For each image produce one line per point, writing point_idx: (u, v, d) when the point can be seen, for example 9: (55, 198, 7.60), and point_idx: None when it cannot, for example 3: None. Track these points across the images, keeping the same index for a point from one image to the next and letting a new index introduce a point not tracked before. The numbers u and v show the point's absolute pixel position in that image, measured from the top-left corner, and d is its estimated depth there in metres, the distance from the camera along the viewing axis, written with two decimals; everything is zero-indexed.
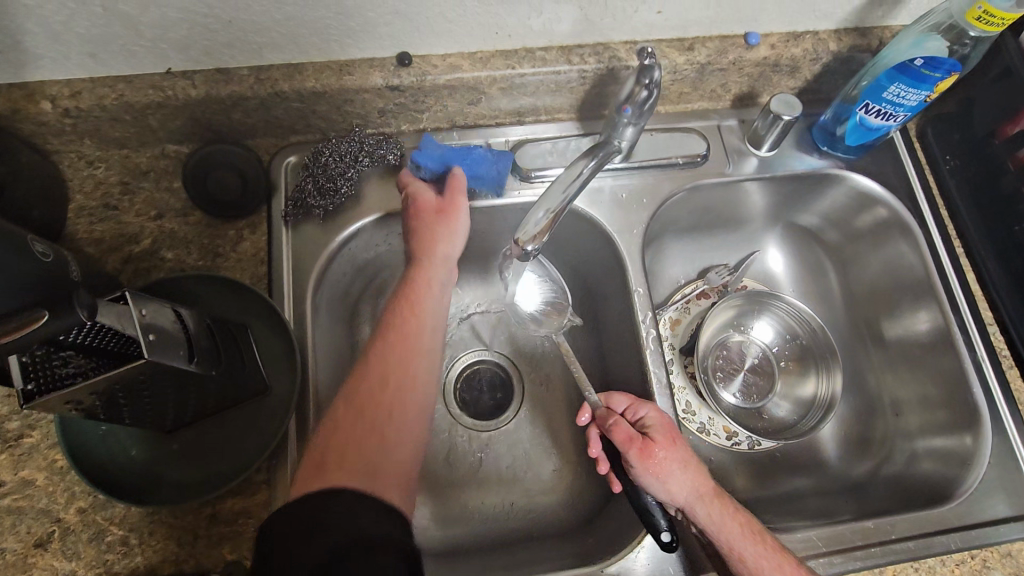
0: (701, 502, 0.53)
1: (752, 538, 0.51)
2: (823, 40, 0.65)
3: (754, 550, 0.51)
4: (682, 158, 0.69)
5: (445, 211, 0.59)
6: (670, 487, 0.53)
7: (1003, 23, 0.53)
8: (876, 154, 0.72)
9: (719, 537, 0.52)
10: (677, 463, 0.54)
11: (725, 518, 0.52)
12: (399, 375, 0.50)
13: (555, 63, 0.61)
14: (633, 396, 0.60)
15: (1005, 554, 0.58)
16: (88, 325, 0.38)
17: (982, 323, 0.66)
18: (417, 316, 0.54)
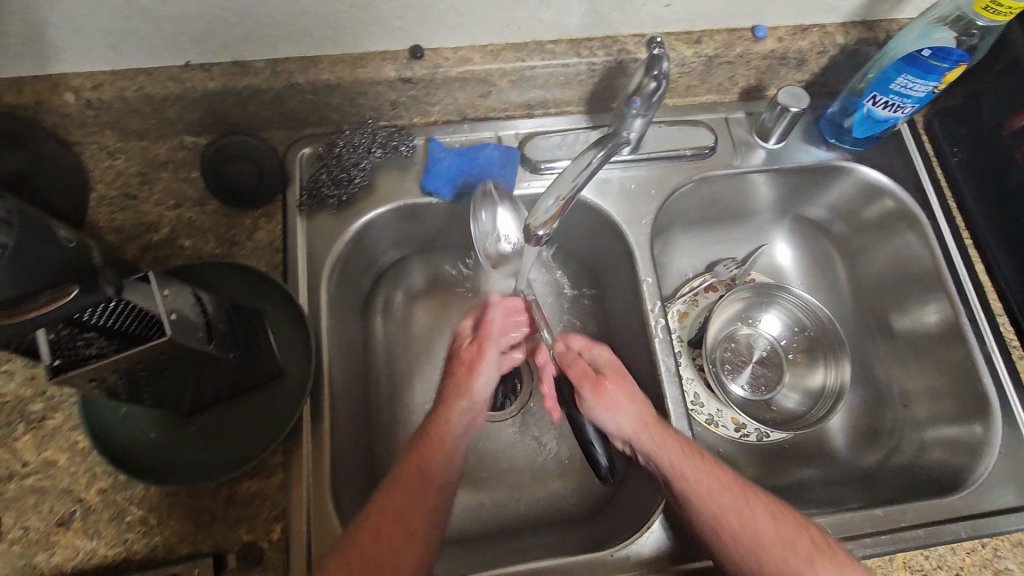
0: (645, 429, 0.55)
1: (692, 456, 0.54)
2: (830, 33, 0.65)
3: (693, 466, 0.53)
4: (689, 150, 0.69)
5: (469, 355, 0.60)
6: (617, 417, 0.57)
7: (1010, 12, 0.53)
8: (884, 147, 0.72)
9: (661, 459, 0.54)
10: (624, 394, 0.58)
11: (665, 441, 0.54)
12: (422, 485, 0.52)
13: (565, 56, 0.62)
14: (587, 337, 0.64)
15: (1016, 543, 0.57)
16: (111, 304, 0.40)
17: (991, 314, 0.66)
18: (436, 455, 0.54)
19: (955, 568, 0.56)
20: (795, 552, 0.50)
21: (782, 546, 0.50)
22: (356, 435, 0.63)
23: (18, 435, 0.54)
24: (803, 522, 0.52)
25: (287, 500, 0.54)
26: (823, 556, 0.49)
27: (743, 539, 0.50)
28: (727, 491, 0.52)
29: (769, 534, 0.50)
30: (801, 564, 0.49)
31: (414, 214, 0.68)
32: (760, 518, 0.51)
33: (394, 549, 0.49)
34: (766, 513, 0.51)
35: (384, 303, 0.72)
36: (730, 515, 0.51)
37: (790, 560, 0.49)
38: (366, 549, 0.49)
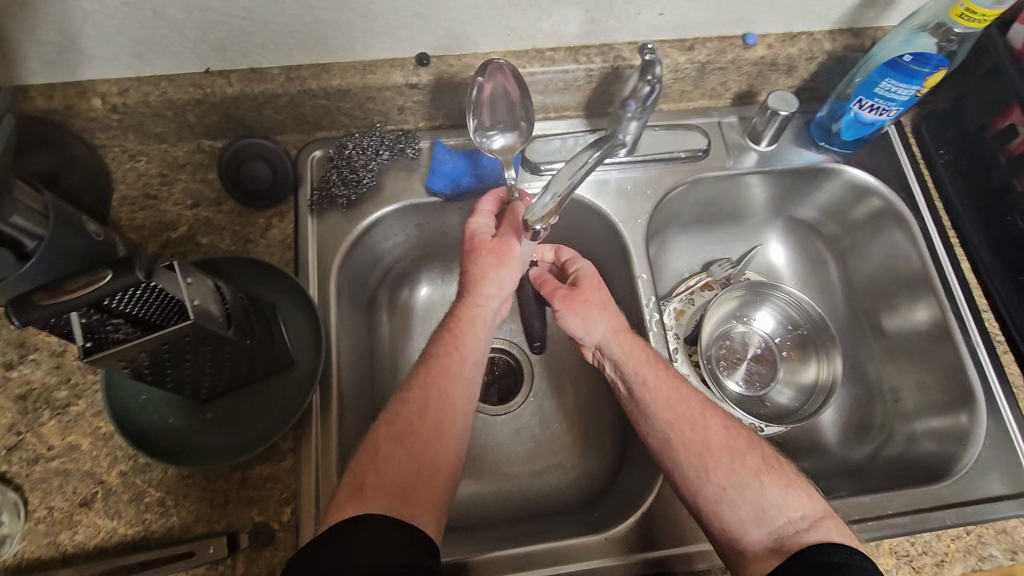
0: (615, 336, 0.62)
1: (655, 367, 0.60)
2: (818, 40, 0.68)
3: (654, 374, 0.59)
4: (683, 152, 0.72)
5: (496, 246, 0.62)
6: (587, 323, 0.64)
7: (983, 20, 0.56)
8: (873, 149, 0.74)
9: (626, 364, 0.61)
10: (596, 305, 0.64)
11: (632, 350, 0.61)
12: (438, 406, 0.55)
13: (563, 63, 0.65)
14: (574, 252, 0.70)
15: (999, 530, 0.59)
16: (133, 293, 0.42)
17: (976, 309, 0.68)
18: (469, 333, 0.59)
19: (939, 554, 0.58)
20: (743, 463, 0.54)
21: (731, 457, 0.54)
22: (363, 425, 0.66)
23: (44, 420, 0.57)
24: (756, 442, 0.57)
25: (297, 484, 0.57)
26: (769, 470, 0.54)
27: (695, 446, 0.55)
28: (686, 401, 0.58)
29: (719, 443, 0.55)
30: (747, 475, 0.53)
31: (418, 213, 0.70)
32: (714, 429, 0.56)
33: (437, 420, 0.54)
34: (721, 427, 0.56)
35: (389, 300, 0.76)
36: (686, 423, 0.56)
37: (738, 470, 0.54)
38: (410, 419, 0.54)
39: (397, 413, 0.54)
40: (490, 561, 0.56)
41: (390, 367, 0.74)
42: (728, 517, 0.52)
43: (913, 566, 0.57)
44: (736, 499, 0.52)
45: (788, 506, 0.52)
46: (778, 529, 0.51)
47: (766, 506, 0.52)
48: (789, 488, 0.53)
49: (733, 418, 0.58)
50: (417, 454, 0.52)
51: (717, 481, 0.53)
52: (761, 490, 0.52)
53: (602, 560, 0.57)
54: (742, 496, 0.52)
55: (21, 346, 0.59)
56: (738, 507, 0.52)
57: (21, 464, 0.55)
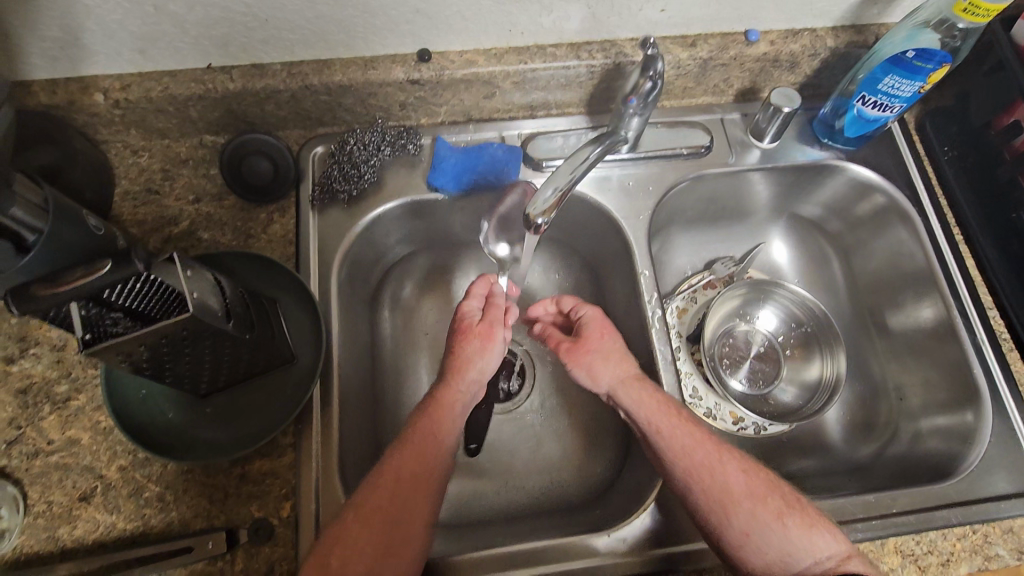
0: (623, 384, 0.60)
1: (668, 414, 0.58)
2: (821, 37, 0.68)
3: (668, 422, 0.57)
4: (686, 149, 0.72)
5: (482, 330, 0.64)
6: (595, 375, 0.63)
7: (988, 14, 0.55)
8: (876, 146, 0.74)
9: (637, 410, 0.59)
10: (602, 354, 0.63)
11: (642, 396, 0.59)
12: (413, 484, 0.54)
13: (565, 59, 0.65)
14: (577, 299, 0.69)
15: (1006, 530, 0.59)
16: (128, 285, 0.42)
17: (981, 307, 0.67)
18: (445, 417, 0.59)
19: (945, 553, 0.57)
20: (764, 505, 0.53)
21: (752, 500, 0.54)
22: (363, 420, 0.65)
23: (44, 414, 0.57)
24: (774, 481, 0.56)
25: (297, 479, 0.56)
26: (791, 511, 0.53)
27: (715, 493, 0.54)
28: (701, 447, 0.56)
29: (740, 487, 0.54)
30: (769, 517, 0.53)
31: (419, 210, 0.70)
32: (731, 474, 0.55)
33: (410, 503, 0.53)
34: (739, 470, 0.55)
35: (391, 297, 0.75)
36: (706, 470, 0.55)
37: (760, 514, 0.53)
38: (383, 500, 0.52)
39: (375, 485, 0.53)
40: (490, 558, 0.56)
41: (391, 364, 0.74)
42: (754, 562, 0.51)
43: (918, 566, 0.57)
44: (762, 543, 0.52)
45: (814, 547, 0.51)
46: (805, 571, 0.50)
47: (791, 548, 0.51)
48: (812, 527, 0.52)
49: (748, 457, 0.58)
50: (387, 536, 0.51)
51: (740, 527, 0.52)
52: (785, 532, 0.52)
53: (603, 557, 0.56)
54: (766, 540, 0.52)
55: (22, 340, 0.59)
56: (764, 551, 0.51)
57: (21, 459, 0.55)
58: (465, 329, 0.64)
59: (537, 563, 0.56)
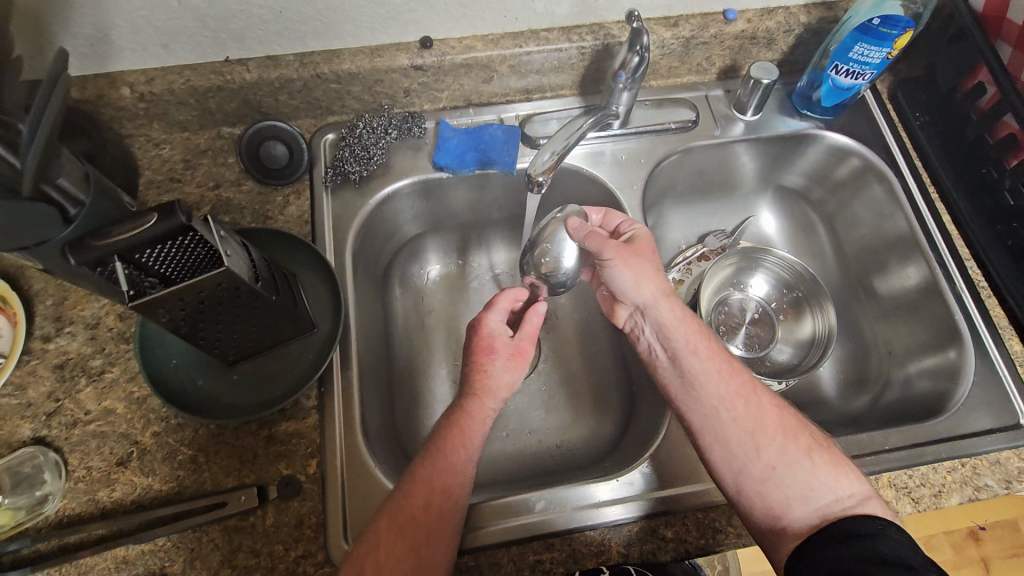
0: (663, 299, 0.61)
1: (705, 338, 0.61)
2: (794, 14, 0.73)
3: (705, 345, 0.60)
4: (674, 123, 0.77)
5: (514, 349, 0.63)
6: (638, 280, 0.61)
7: None
8: (853, 114, 0.79)
9: (674, 326, 0.60)
10: (651, 265, 0.62)
11: (680, 314, 0.61)
12: (443, 499, 0.54)
13: (557, 42, 0.70)
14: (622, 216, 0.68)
15: (993, 462, 0.61)
16: (162, 247, 0.45)
17: (958, 257, 0.71)
18: (478, 430, 0.58)
19: (936, 485, 0.60)
20: (794, 441, 0.56)
21: (783, 435, 0.56)
22: (379, 388, 0.69)
23: (80, 387, 0.60)
24: (802, 422, 0.59)
25: (321, 438, 0.59)
26: (819, 449, 0.56)
27: (746, 425, 0.56)
28: (737, 376, 0.59)
29: (772, 421, 0.57)
30: (799, 453, 0.55)
31: (426, 190, 0.74)
32: (765, 406, 0.58)
33: (443, 516, 0.53)
34: (773, 405, 0.58)
35: (401, 276, 0.80)
36: (739, 398, 0.58)
37: (789, 449, 0.55)
38: (412, 503, 0.53)
39: (409, 492, 0.53)
40: (506, 507, 0.58)
41: (404, 340, 0.77)
42: (774, 498, 0.54)
43: (911, 498, 0.59)
44: (785, 479, 0.54)
45: (837, 485, 0.53)
46: (826, 507, 0.52)
47: (815, 483, 0.53)
48: (838, 467, 0.55)
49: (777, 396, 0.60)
50: (420, 548, 0.51)
51: (767, 460, 0.55)
52: (813, 467, 0.54)
53: (613, 501, 0.59)
54: (791, 476, 0.54)
55: (58, 320, 0.63)
56: (786, 486, 0.54)
57: (60, 428, 0.58)
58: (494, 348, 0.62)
59: (548, 510, 0.58)
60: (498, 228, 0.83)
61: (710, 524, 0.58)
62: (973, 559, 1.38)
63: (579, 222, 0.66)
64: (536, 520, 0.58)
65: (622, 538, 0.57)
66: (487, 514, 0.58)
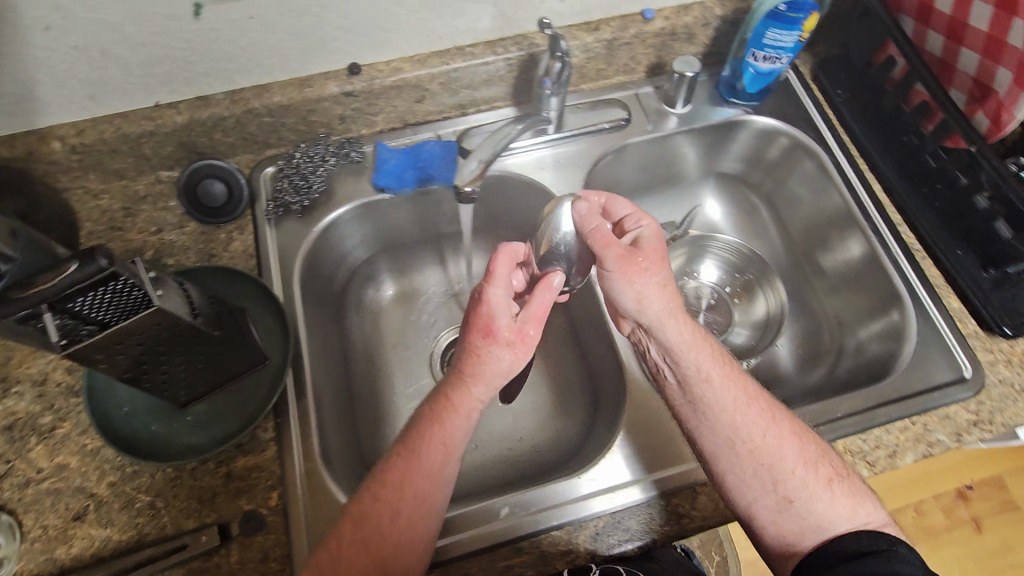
0: (671, 321, 0.60)
1: (718, 362, 0.61)
2: (709, 8, 0.76)
3: (719, 373, 0.60)
4: (608, 123, 0.79)
5: (515, 334, 0.57)
6: (642, 298, 0.60)
7: None
8: (779, 98, 0.81)
9: (682, 347, 0.60)
10: (655, 279, 0.60)
11: (687, 336, 0.60)
12: (415, 505, 0.54)
13: (483, 56, 0.72)
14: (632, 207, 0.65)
15: (942, 417, 0.62)
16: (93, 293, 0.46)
17: (891, 224, 0.73)
18: (458, 427, 0.56)
19: (890, 446, 0.61)
20: (815, 473, 0.56)
21: (804, 466, 0.57)
22: (339, 414, 0.69)
23: (31, 446, 0.59)
24: (822, 446, 0.59)
25: (282, 470, 0.59)
26: (841, 479, 0.56)
27: (764, 455, 0.57)
28: (756, 405, 0.59)
29: (794, 454, 0.57)
30: (820, 485, 0.56)
31: (370, 212, 0.75)
32: (785, 436, 0.58)
33: (410, 521, 0.53)
34: (792, 434, 0.58)
35: (356, 301, 0.80)
36: (758, 428, 0.58)
37: (809, 480, 0.56)
38: (376, 510, 0.53)
39: (376, 497, 0.54)
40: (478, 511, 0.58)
41: (364, 364, 0.78)
42: (787, 526, 0.56)
43: (867, 462, 0.60)
44: (803, 510, 0.56)
45: (853, 515, 0.55)
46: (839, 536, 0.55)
47: (833, 515, 0.55)
48: (855, 496, 0.56)
49: (799, 422, 0.60)
50: (385, 560, 0.52)
51: (785, 493, 0.56)
52: (833, 499, 0.56)
53: (577, 498, 0.59)
54: (808, 507, 0.56)
55: (3, 380, 0.62)
56: (802, 516, 0.56)
57: (12, 490, 0.57)
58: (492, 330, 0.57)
59: (513, 516, 0.58)
60: (451, 242, 0.84)
61: (675, 509, 0.59)
62: (963, 520, 1.42)
63: (586, 209, 0.63)
64: (502, 526, 0.58)
65: (589, 535, 0.57)
66: (460, 522, 0.58)
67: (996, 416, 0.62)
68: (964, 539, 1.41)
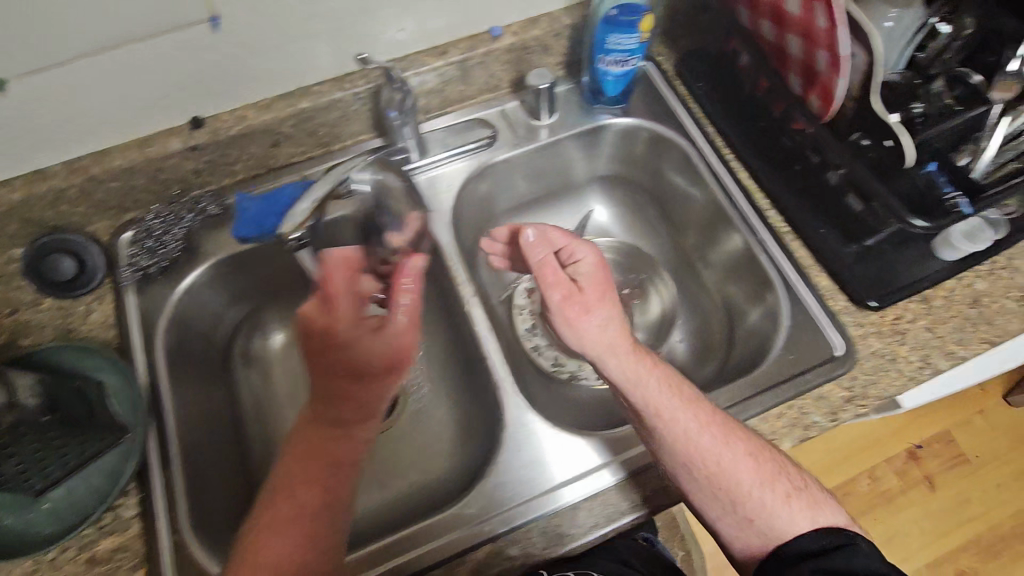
0: (613, 355, 0.61)
1: (667, 393, 0.60)
2: (557, 17, 0.75)
3: (668, 404, 0.59)
4: (474, 142, 0.79)
5: (384, 364, 0.58)
6: (584, 335, 0.62)
7: None
8: (642, 98, 0.82)
9: (625, 382, 0.61)
10: (600, 316, 0.62)
11: (630, 369, 0.60)
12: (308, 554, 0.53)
13: (330, 93, 0.70)
14: (569, 234, 0.67)
15: (817, 398, 0.64)
16: None
17: (759, 210, 0.74)
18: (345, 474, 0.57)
19: (768, 434, 0.63)
20: (773, 489, 0.57)
21: (761, 486, 0.57)
22: (228, 475, 0.68)
23: None
24: (783, 460, 0.59)
25: (147, 546, 0.57)
26: (799, 493, 0.57)
27: (719, 479, 0.58)
28: (707, 431, 0.58)
29: (749, 475, 0.57)
30: (778, 501, 0.57)
31: (238, 264, 0.74)
32: (739, 458, 0.57)
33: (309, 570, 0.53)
34: (747, 455, 0.58)
35: (243, 353, 0.78)
36: (712, 456, 0.58)
37: (767, 497, 0.57)
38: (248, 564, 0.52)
39: (265, 541, 0.53)
40: (373, 551, 0.61)
41: (258, 418, 0.76)
42: (750, 541, 0.58)
43: None
44: (765, 527, 0.57)
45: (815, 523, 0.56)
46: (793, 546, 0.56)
47: (795, 530, 0.56)
48: (815, 506, 0.57)
49: (756, 437, 0.60)
50: None
51: (745, 512, 0.58)
52: (793, 512, 0.57)
53: (463, 529, 0.62)
54: (768, 522, 0.57)
55: None
56: (764, 533, 0.57)
57: None
58: (360, 364, 0.57)
59: (405, 552, 0.61)
60: None
61: (554, 530, 0.61)
62: (918, 480, 1.48)
63: (533, 238, 0.66)
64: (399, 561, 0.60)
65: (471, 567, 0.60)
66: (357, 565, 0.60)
67: (871, 390, 0.64)
68: (918, 499, 1.47)
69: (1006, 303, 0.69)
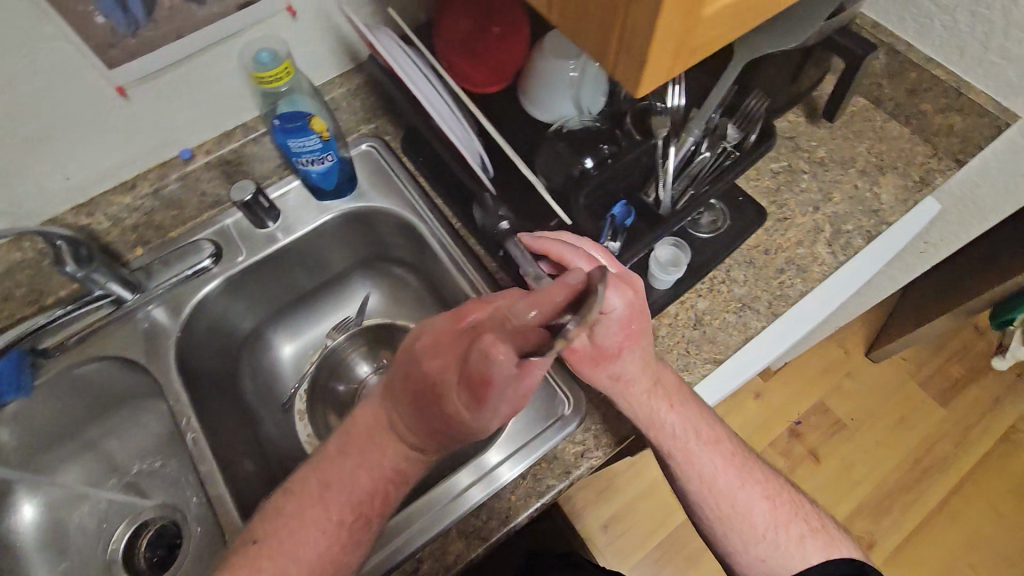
0: (645, 401, 0.62)
1: (689, 440, 0.63)
2: (252, 127, 0.75)
3: (694, 448, 0.63)
4: (205, 259, 0.75)
5: None
6: (606, 378, 0.62)
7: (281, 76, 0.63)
8: (370, 180, 0.82)
9: (647, 423, 0.62)
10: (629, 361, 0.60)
11: (653, 413, 0.62)
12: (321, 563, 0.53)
13: (9, 256, 0.67)
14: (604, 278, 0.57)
15: (551, 459, 0.64)
16: None
17: (487, 275, 0.75)
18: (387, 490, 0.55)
19: (504, 511, 0.62)
20: (787, 532, 0.63)
21: (775, 529, 0.63)
22: None
23: None
24: (796, 501, 0.66)
25: None
26: (809, 533, 0.63)
27: (733, 518, 0.63)
28: (724, 474, 0.63)
29: (763, 515, 0.63)
30: (792, 542, 0.62)
31: None
32: (752, 498, 0.63)
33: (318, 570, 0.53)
34: (763, 499, 0.64)
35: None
36: (726, 496, 0.63)
37: (779, 540, 0.63)
38: None
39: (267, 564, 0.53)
40: None
41: None
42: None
43: (481, 538, 0.61)
44: (775, 564, 0.62)
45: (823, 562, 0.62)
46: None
47: (800, 565, 0.62)
48: (826, 545, 0.63)
49: (770, 480, 0.66)
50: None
51: (757, 552, 0.63)
52: (805, 553, 0.62)
53: None
54: (777, 561, 0.62)
55: None
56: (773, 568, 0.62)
57: None
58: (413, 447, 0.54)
59: None
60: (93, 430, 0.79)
61: None
62: (802, 455, 1.52)
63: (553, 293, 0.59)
64: None
65: None
66: None
67: (602, 438, 0.66)
68: (807, 474, 1.51)
69: (726, 318, 0.71)
